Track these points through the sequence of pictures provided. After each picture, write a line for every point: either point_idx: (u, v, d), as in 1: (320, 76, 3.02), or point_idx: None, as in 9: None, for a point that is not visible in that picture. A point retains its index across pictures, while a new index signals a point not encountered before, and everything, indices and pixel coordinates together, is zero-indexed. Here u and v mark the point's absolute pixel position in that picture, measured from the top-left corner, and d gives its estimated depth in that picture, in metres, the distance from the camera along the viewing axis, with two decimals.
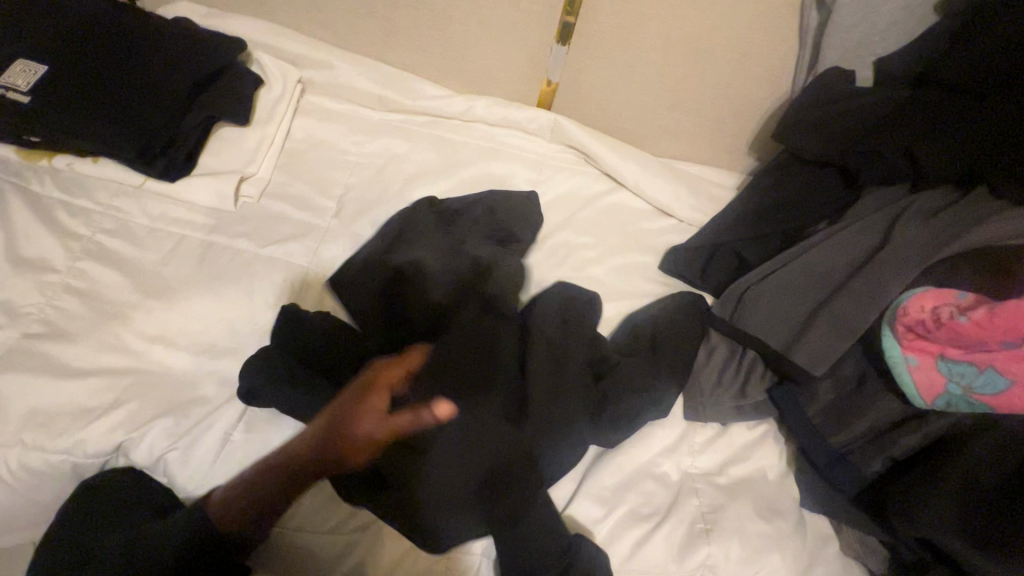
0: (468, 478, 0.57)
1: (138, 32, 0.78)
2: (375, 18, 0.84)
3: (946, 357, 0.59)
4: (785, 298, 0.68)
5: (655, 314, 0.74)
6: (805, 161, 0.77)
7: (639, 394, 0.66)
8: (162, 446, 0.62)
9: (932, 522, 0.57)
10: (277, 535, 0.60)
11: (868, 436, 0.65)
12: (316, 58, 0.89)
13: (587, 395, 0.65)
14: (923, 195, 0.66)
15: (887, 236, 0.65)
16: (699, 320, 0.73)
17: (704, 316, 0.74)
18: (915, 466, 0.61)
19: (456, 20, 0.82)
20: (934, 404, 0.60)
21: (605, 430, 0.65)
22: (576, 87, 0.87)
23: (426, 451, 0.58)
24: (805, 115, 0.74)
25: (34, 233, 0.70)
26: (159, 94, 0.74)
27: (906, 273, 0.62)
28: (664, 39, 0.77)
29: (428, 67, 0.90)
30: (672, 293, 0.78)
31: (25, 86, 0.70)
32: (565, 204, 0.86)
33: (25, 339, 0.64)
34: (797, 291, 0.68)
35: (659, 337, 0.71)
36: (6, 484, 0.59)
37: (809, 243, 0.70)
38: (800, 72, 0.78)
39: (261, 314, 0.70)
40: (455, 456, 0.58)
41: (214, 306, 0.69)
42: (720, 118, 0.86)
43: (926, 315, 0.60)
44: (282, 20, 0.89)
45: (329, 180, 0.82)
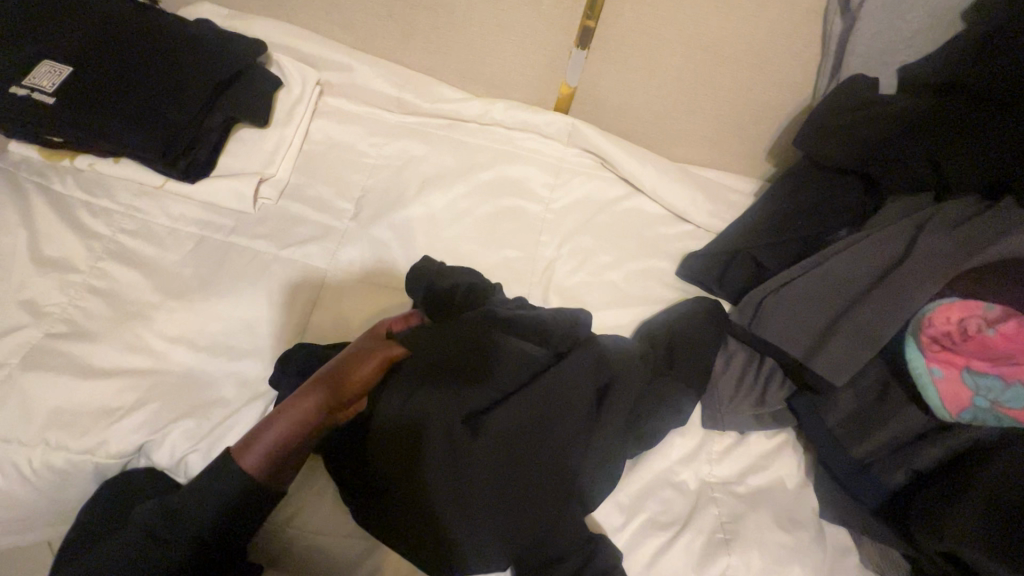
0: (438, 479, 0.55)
1: (160, 34, 0.78)
2: (394, 21, 0.85)
3: (972, 369, 0.59)
4: (805, 307, 0.67)
5: (677, 322, 0.73)
6: (826, 169, 0.76)
7: (660, 402, 0.66)
8: (183, 447, 0.61)
9: (954, 534, 0.56)
10: (298, 537, 0.60)
11: (890, 448, 0.64)
12: (334, 60, 0.89)
13: (618, 411, 0.62)
14: (949, 205, 0.65)
15: (911, 246, 0.64)
16: (715, 327, 0.72)
17: (721, 322, 0.73)
18: (939, 479, 0.60)
19: (475, 24, 0.82)
20: (959, 417, 0.59)
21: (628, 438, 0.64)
22: (594, 92, 0.87)
23: (448, 502, 0.55)
24: (828, 123, 0.73)
25: (58, 232, 0.70)
26: (180, 95, 0.75)
27: (928, 282, 0.62)
28: (684, 44, 0.77)
29: (446, 70, 0.90)
30: (688, 299, 0.78)
31: (51, 87, 0.71)
32: (582, 209, 0.86)
33: (48, 338, 0.64)
34: (816, 300, 0.67)
35: (681, 343, 0.70)
36: (28, 483, 0.59)
37: (825, 253, 0.70)
38: (821, 79, 0.77)
39: (279, 317, 0.70)
40: (476, 498, 0.55)
41: (233, 308, 0.69)
42: (739, 123, 0.86)
43: (953, 327, 0.60)
44: (301, 22, 0.90)
45: (347, 183, 0.82)
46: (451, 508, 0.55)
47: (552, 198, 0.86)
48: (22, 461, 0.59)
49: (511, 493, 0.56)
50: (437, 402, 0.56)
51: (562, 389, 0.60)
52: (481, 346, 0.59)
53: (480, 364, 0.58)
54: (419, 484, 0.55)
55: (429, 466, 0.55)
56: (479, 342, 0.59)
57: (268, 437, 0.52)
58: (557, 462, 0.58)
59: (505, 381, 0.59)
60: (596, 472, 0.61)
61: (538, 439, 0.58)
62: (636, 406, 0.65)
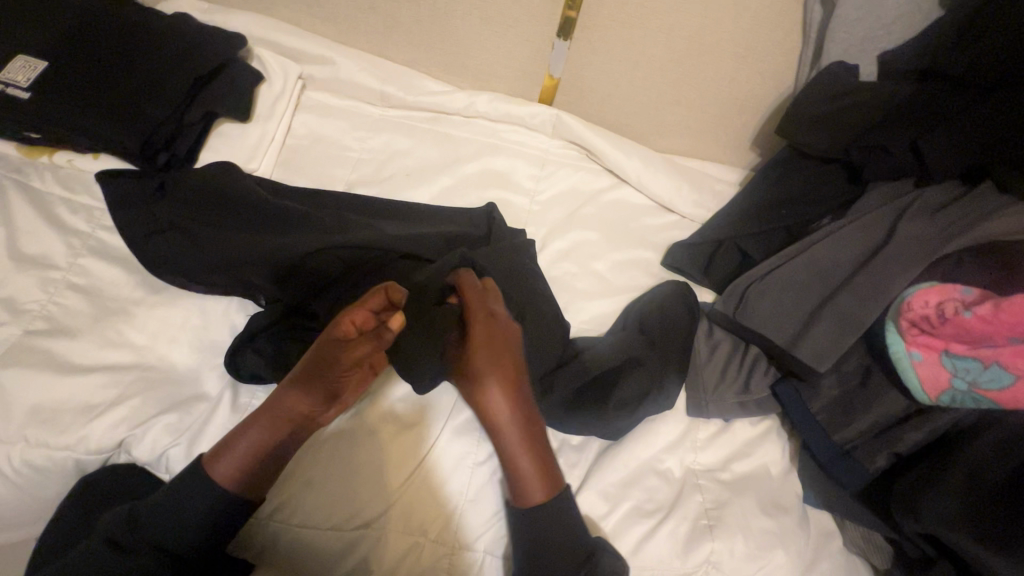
0: (525, 479, 0.56)
1: (137, 28, 0.77)
2: (377, 14, 0.84)
3: (950, 352, 0.59)
4: (778, 292, 0.68)
5: (648, 303, 0.75)
6: (809, 157, 0.76)
7: (640, 371, 0.67)
8: (164, 442, 0.61)
9: (933, 517, 0.56)
10: (283, 531, 0.60)
11: (873, 432, 0.64)
12: (315, 53, 0.88)
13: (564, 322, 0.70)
14: (929, 189, 0.66)
15: (891, 231, 0.65)
16: (688, 312, 0.73)
17: (693, 302, 0.75)
18: (921, 462, 0.60)
19: (457, 16, 0.81)
20: (938, 399, 0.59)
21: (611, 417, 0.65)
22: (578, 83, 0.87)
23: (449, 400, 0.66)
24: (810, 109, 0.73)
25: (37, 229, 0.69)
26: (159, 90, 0.74)
27: (910, 267, 0.62)
28: (665, 33, 0.77)
29: (429, 63, 0.90)
30: (660, 285, 0.78)
31: (27, 82, 0.71)
32: (567, 200, 0.86)
33: (27, 335, 0.63)
34: (742, 299, 0.70)
35: (651, 323, 0.72)
36: (7, 480, 0.58)
37: (799, 244, 0.70)
38: (803, 66, 0.77)
39: (170, 277, 0.68)
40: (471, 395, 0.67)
41: (188, 291, 0.68)
42: (721, 113, 0.86)
43: (931, 310, 0.60)
44: (283, 16, 0.89)
45: (330, 177, 0.82)
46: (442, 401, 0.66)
47: (537, 190, 0.86)
48: (2, 458, 0.58)
49: None
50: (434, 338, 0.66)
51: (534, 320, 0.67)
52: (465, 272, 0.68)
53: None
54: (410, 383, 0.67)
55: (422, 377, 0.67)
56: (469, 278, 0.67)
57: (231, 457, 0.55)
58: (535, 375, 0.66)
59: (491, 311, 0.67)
60: (591, 403, 0.66)
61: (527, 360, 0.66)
62: (608, 377, 0.67)
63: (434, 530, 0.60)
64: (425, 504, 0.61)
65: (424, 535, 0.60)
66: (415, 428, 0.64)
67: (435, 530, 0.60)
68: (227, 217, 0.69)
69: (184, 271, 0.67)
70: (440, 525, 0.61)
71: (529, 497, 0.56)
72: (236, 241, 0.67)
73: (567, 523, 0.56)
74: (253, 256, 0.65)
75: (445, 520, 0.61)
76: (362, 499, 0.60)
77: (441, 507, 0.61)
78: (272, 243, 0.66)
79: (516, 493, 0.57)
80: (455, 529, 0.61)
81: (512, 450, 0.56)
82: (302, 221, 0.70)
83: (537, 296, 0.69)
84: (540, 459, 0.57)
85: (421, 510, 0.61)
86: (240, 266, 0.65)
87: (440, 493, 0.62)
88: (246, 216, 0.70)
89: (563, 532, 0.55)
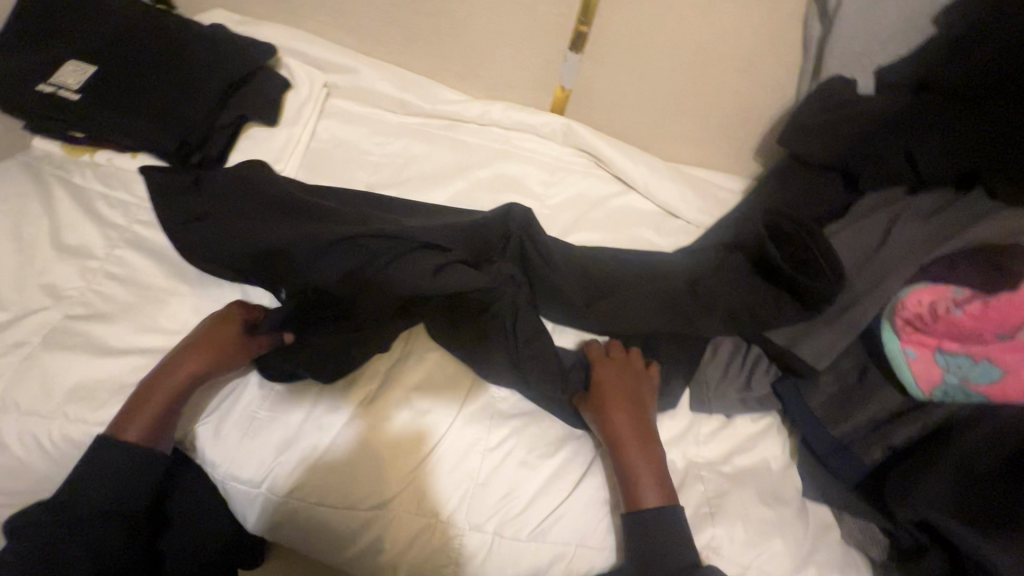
0: (645, 477, 0.61)
1: (176, 38, 0.83)
2: (398, 27, 0.89)
3: (943, 349, 0.62)
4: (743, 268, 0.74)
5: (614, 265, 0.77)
6: (810, 166, 0.80)
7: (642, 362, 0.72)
8: (195, 420, 0.66)
9: (926, 502, 0.58)
10: (299, 508, 0.63)
11: (869, 426, 0.66)
12: (339, 63, 0.93)
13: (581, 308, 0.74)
14: (924, 196, 0.70)
15: (886, 236, 0.68)
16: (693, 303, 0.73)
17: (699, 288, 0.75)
18: (914, 454, 0.62)
19: (474, 29, 0.86)
20: (932, 394, 0.62)
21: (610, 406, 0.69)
22: (588, 94, 0.91)
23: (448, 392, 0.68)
24: (811, 120, 0.77)
25: (78, 222, 0.74)
26: (196, 96, 0.80)
27: (906, 269, 0.65)
28: (672, 48, 0.81)
29: (447, 73, 0.95)
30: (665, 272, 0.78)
31: (76, 85, 0.76)
32: (576, 205, 0.90)
33: (67, 319, 0.67)
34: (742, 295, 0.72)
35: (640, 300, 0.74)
36: (45, 454, 0.62)
37: (792, 225, 0.72)
38: (804, 80, 0.81)
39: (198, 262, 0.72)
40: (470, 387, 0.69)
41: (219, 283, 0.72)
42: (725, 124, 0.90)
43: (924, 309, 0.63)
44: (310, 28, 0.94)
45: (352, 179, 0.86)
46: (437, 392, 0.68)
47: (548, 194, 0.90)
48: (42, 432, 0.61)
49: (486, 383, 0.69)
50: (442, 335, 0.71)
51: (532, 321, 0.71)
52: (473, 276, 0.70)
53: (472, 310, 0.71)
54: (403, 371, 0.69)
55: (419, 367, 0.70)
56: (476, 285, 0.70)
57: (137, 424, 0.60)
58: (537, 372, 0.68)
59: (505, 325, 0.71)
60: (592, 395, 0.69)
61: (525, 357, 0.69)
62: (610, 364, 0.71)
63: (444, 511, 0.63)
64: (435, 489, 0.64)
65: (435, 516, 0.63)
66: (423, 415, 0.67)
67: (445, 512, 0.63)
68: (256, 212, 0.73)
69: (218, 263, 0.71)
70: (448, 508, 0.63)
71: (646, 500, 0.60)
72: (262, 239, 0.69)
73: (673, 533, 0.58)
74: (282, 254, 0.68)
75: (452, 504, 0.63)
76: (376, 480, 0.63)
77: (447, 493, 0.63)
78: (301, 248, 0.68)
79: (629, 495, 0.61)
80: (463, 512, 0.63)
81: (637, 451, 0.62)
82: (323, 214, 0.73)
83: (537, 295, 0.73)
84: (658, 469, 0.62)
85: (431, 494, 0.63)
86: (270, 256, 0.69)
87: (445, 479, 0.64)
88: (272, 211, 0.73)
89: (658, 536, 0.58)
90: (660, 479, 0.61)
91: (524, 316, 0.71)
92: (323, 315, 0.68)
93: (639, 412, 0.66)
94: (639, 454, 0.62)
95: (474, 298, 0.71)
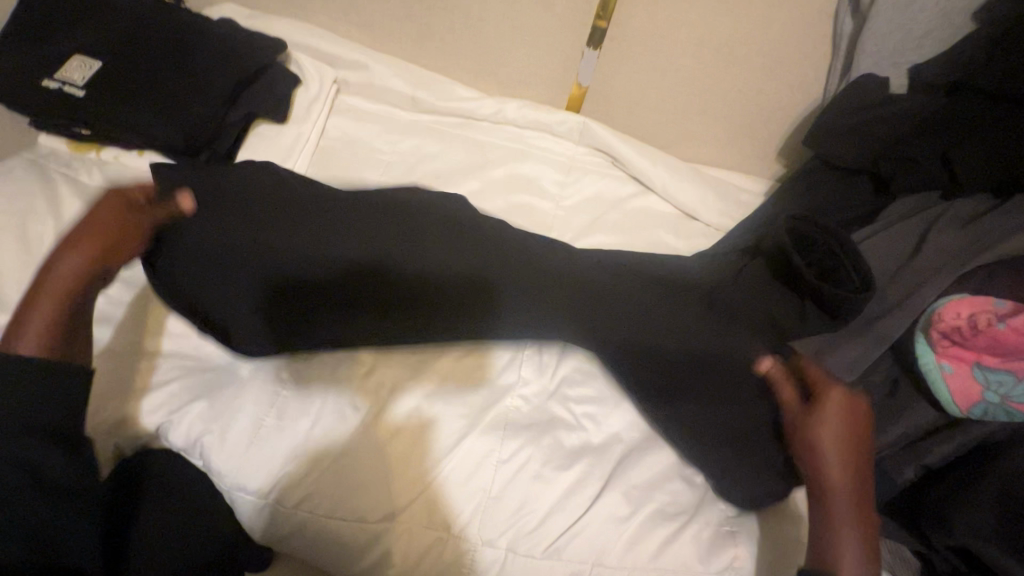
0: (850, 554, 0.53)
1: (185, 32, 0.81)
2: (411, 22, 0.87)
3: (982, 365, 0.59)
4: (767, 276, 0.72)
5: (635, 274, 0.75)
6: (835, 168, 0.76)
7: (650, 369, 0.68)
8: (197, 429, 0.63)
9: (962, 528, 0.55)
10: (308, 520, 0.61)
11: (902, 443, 0.63)
12: (351, 58, 0.91)
13: (585, 344, 0.69)
14: (957, 201, 0.67)
15: (921, 242, 0.66)
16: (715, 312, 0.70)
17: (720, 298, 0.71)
18: (950, 475, 0.59)
19: (488, 24, 0.84)
20: (970, 412, 0.59)
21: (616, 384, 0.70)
22: (605, 92, 0.88)
23: (450, 389, 0.68)
24: (842, 120, 0.73)
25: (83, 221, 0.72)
26: (203, 91, 0.78)
27: (941, 279, 0.62)
28: (695, 44, 0.78)
29: (461, 69, 0.92)
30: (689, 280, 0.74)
31: (82, 81, 0.74)
32: (593, 207, 0.87)
33: None
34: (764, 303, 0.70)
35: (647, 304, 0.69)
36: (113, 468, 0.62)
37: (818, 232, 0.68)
38: (833, 78, 0.78)
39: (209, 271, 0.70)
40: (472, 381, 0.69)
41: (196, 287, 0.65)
42: (748, 123, 0.86)
43: (963, 322, 0.60)
44: (321, 22, 0.92)
45: (363, 178, 0.84)
46: (436, 378, 0.69)
47: (563, 196, 0.87)
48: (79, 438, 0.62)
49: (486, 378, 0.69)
50: (448, 335, 0.68)
51: (548, 316, 0.69)
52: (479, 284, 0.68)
53: (479, 311, 0.68)
54: (399, 369, 0.68)
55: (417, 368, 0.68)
56: (483, 287, 0.68)
57: (33, 316, 0.50)
58: (549, 352, 0.69)
59: (506, 317, 0.69)
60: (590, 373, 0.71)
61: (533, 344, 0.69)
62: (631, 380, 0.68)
63: (456, 525, 0.61)
64: (447, 502, 0.62)
65: (447, 530, 0.61)
66: (434, 424, 0.65)
67: (456, 526, 0.61)
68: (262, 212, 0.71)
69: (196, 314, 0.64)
70: (461, 521, 0.61)
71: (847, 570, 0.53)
72: (257, 227, 0.65)
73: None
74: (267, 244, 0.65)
75: (465, 517, 0.61)
76: (388, 493, 0.61)
77: (462, 504, 0.62)
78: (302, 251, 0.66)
79: (821, 556, 0.54)
80: (476, 526, 0.61)
81: (841, 522, 0.55)
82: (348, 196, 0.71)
83: (560, 303, 0.68)
84: (867, 545, 0.54)
85: (443, 508, 0.61)
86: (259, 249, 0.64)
87: (460, 489, 0.62)
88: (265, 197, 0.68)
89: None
90: (868, 552, 0.54)
91: (529, 312, 0.68)
92: (322, 307, 0.66)
93: (855, 456, 0.58)
94: (844, 525, 0.55)
95: (482, 288, 0.68)
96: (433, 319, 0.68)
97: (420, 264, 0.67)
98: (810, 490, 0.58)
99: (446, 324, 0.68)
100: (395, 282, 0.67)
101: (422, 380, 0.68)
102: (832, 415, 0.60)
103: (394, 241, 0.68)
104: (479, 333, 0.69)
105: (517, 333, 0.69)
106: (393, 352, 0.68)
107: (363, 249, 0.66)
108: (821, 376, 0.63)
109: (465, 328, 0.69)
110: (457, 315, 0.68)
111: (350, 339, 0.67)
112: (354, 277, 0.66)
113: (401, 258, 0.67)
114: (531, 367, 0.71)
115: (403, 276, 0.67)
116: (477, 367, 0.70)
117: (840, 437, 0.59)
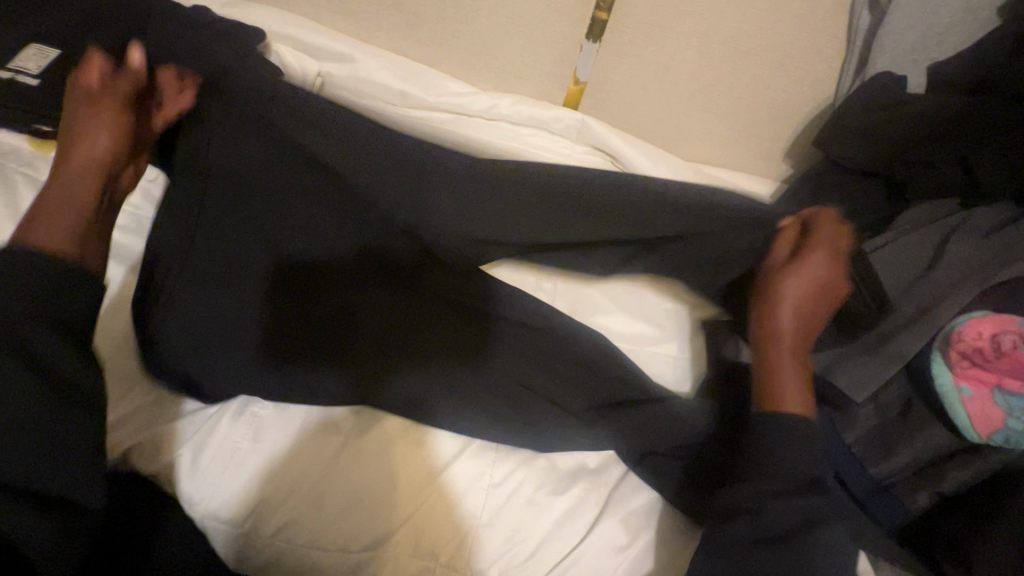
0: (789, 388, 0.55)
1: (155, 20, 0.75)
2: (400, 12, 0.82)
3: (1003, 388, 0.56)
4: None
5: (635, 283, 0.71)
6: (848, 173, 0.71)
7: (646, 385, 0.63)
8: (170, 452, 0.60)
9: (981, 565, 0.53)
10: (287, 549, 0.57)
11: (914, 468, 0.60)
12: (335, 50, 0.85)
13: (578, 364, 0.63)
14: (977, 211, 0.64)
15: (937, 254, 0.62)
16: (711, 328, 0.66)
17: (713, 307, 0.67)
18: (964, 506, 0.57)
19: (483, 15, 0.79)
20: (991, 438, 0.56)
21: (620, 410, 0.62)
22: (604, 87, 0.83)
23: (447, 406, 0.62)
24: (855, 120, 0.68)
25: None
26: None
27: (959, 295, 0.59)
28: (701, 37, 0.74)
29: (453, 62, 0.87)
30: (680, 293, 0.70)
31: (36, 69, 0.69)
32: None
33: None
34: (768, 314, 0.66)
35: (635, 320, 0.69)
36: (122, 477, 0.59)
37: None
38: (847, 76, 0.73)
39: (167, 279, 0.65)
40: (472, 400, 0.62)
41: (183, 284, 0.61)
42: (755, 122, 0.82)
43: (984, 343, 0.57)
44: (304, 11, 0.87)
45: None
46: (438, 380, 0.62)
47: None
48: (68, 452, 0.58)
49: (484, 394, 0.62)
50: (448, 338, 0.64)
51: (543, 329, 0.64)
52: (473, 275, 0.64)
53: (473, 319, 0.64)
54: (399, 367, 0.63)
55: (415, 367, 0.62)
56: (476, 284, 0.64)
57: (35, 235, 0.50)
58: (546, 376, 0.63)
59: (504, 324, 0.64)
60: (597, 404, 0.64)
61: (532, 364, 0.64)
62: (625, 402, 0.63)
63: (445, 555, 0.57)
64: (437, 529, 0.58)
65: (435, 559, 0.57)
66: (424, 441, 0.61)
67: (446, 554, 0.57)
68: None
69: (177, 305, 0.60)
70: (451, 549, 0.58)
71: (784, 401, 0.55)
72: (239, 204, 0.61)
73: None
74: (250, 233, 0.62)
75: (456, 545, 0.58)
76: (372, 519, 0.58)
77: (453, 530, 0.58)
78: (300, 236, 0.62)
79: (762, 395, 0.56)
80: (468, 554, 0.58)
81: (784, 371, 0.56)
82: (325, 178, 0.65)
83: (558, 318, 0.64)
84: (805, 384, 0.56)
85: (430, 534, 0.58)
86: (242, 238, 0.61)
87: (452, 512, 0.59)
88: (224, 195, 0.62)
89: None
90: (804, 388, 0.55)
91: (523, 320, 0.64)
92: (319, 298, 0.63)
93: (809, 314, 0.57)
94: (790, 367, 0.56)
95: (480, 280, 0.64)
96: (433, 311, 0.64)
97: (413, 254, 0.64)
98: (755, 337, 0.59)
99: (444, 324, 0.64)
100: (394, 270, 0.64)
101: (422, 379, 0.62)
102: (797, 283, 0.56)
103: (384, 226, 0.62)
104: (477, 339, 0.64)
105: (516, 342, 0.64)
106: (393, 356, 0.62)
107: (358, 230, 0.63)
108: (826, 238, 0.57)
109: (464, 327, 0.64)
110: (450, 313, 0.64)
111: (346, 332, 0.63)
112: (349, 263, 0.63)
113: (397, 243, 0.63)
114: (535, 392, 0.63)
115: (401, 263, 0.64)
116: (473, 379, 0.63)
117: (798, 304, 0.57)
